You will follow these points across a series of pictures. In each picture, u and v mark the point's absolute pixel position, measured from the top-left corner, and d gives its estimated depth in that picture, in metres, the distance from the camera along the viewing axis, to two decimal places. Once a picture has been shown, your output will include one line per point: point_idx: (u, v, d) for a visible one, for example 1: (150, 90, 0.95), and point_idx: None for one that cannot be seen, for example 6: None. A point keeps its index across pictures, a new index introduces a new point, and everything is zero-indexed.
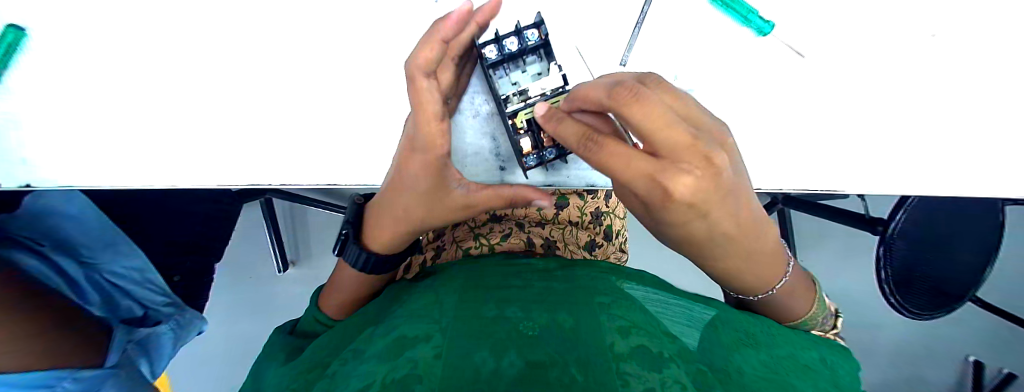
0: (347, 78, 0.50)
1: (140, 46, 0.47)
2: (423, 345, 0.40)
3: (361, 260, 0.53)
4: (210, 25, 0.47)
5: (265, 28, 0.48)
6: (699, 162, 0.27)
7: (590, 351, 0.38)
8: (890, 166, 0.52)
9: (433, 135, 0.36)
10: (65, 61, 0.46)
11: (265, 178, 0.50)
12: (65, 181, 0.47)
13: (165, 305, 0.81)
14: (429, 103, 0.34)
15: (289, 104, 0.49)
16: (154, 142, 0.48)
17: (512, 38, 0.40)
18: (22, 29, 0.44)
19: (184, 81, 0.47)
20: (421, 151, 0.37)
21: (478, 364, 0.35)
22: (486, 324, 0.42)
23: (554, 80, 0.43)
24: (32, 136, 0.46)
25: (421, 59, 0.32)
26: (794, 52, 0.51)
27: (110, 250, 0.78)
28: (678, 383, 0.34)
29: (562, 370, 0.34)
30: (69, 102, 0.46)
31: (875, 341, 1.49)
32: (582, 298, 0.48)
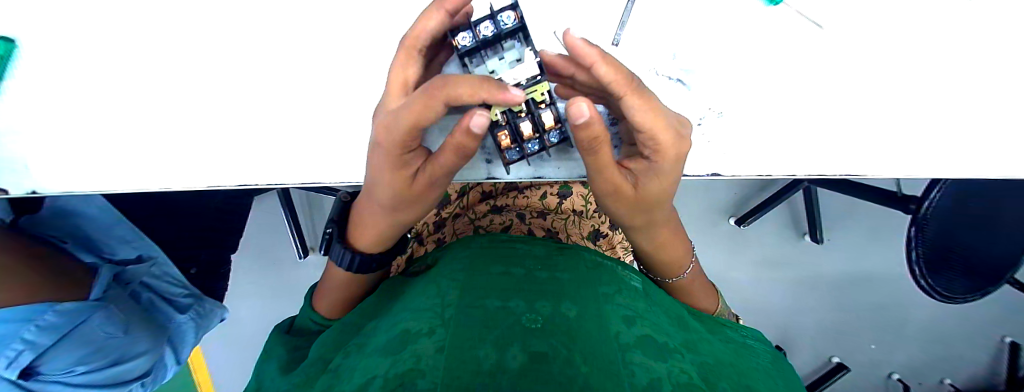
0: (323, 71, 0.48)
1: (121, 49, 0.47)
2: (425, 339, 0.35)
3: (345, 259, 0.53)
4: (187, 22, 0.46)
5: (240, 23, 0.47)
6: (681, 127, 0.37)
7: (596, 342, 0.35)
8: (916, 146, 0.47)
9: (411, 122, 0.32)
10: (54, 69, 0.46)
11: (249, 177, 0.49)
12: (62, 187, 0.48)
13: (183, 296, 0.86)
14: (430, 106, 0.31)
15: (267, 101, 0.48)
16: (144, 144, 0.48)
17: (485, 23, 0.37)
18: (10, 40, 0.45)
19: (166, 81, 0.47)
20: (407, 130, 0.33)
21: (480, 356, 0.30)
22: (488, 315, 0.38)
23: (531, 69, 0.37)
24: (34, 144, 0.47)
25: (469, 89, 0.29)
26: (808, 21, 0.46)
27: (126, 245, 0.83)
28: (685, 372, 0.32)
29: (569, 361, 0.30)
30: (60, 109, 0.47)
31: (903, 323, 1.42)
32: (584, 288, 0.47)
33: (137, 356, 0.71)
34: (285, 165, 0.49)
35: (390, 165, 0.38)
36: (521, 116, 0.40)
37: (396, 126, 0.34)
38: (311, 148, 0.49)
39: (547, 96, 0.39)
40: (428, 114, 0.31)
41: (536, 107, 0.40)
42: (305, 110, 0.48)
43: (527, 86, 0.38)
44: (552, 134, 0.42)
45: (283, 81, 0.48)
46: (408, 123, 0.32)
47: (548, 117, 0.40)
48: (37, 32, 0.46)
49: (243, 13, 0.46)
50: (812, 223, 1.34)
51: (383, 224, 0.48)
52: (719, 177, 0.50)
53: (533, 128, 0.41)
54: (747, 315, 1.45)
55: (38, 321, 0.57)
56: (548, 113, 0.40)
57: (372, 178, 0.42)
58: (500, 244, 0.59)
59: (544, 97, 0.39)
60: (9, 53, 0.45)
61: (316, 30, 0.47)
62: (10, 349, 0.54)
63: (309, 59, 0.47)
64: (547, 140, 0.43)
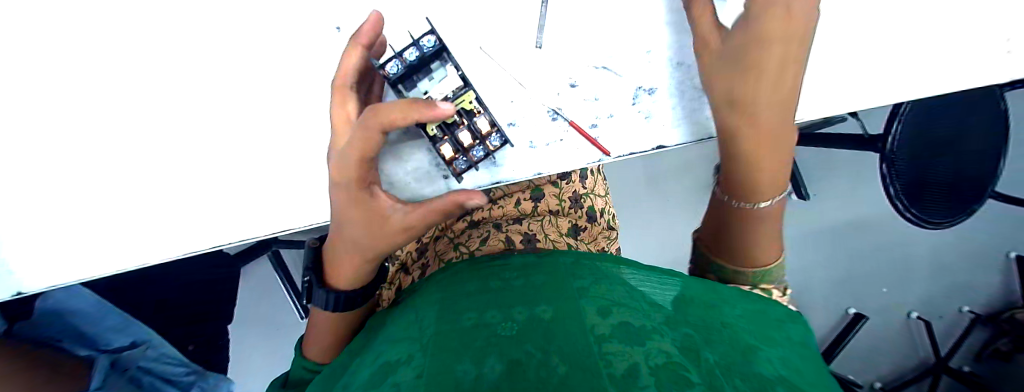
0: (268, 127, 0.50)
1: (70, 145, 0.48)
2: (404, 368, 0.35)
3: (330, 302, 0.54)
4: (128, 107, 0.48)
5: (181, 97, 0.49)
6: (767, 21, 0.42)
7: (569, 339, 0.34)
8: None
9: (360, 152, 0.38)
10: (10, 176, 0.48)
11: (216, 240, 0.51)
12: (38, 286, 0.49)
13: (185, 374, 0.85)
14: (372, 137, 0.37)
15: (220, 165, 0.50)
16: (108, 229, 0.49)
17: (410, 50, 0.42)
18: None
19: (119, 166, 0.49)
20: (358, 158, 0.38)
21: (450, 373, 0.30)
22: (463, 334, 0.38)
23: (455, 80, 0.44)
24: (14, 246, 0.48)
25: (398, 110, 0.35)
26: None
27: (120, 333, 0.82)
28: (664, 351, 0.30)
29: (543, 363, 0.30)
30: (22, 211, 0.48)
31: (905, 258, 1.43)
32: (560, 285, 0.46)
33: None
34: (257, 220, 0.51)
35: (353, 201, 0.40)
36: (459, 126, 0.43)
37: (348, 157, 0.38)
38: (279, 199, 0.51)
39: (477, 104, 0.44)
40: (371, 143, 0.37)
41: (471, 116, 0.44)
42: (270, 163, 0.50)
43: (456, 97, 0.43)
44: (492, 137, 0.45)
45: (243, 140, 0.50)
46: (358, 152, 0.38)
47: (483, 123, 0.44)
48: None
49: (194, 85, 0.49)
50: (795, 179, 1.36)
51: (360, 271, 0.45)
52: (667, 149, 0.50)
53: (472, 135, 0.44)
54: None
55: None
56: (482, 119, 0.44)
57: (337, 220, 0.43)
58: (480, 262, 0.58)
59: (472, 104, 0.44)
60: None
61: (266, 88, 0.49)
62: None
63: (264, 115, 0.50)
64: (489, 143, 0.45)
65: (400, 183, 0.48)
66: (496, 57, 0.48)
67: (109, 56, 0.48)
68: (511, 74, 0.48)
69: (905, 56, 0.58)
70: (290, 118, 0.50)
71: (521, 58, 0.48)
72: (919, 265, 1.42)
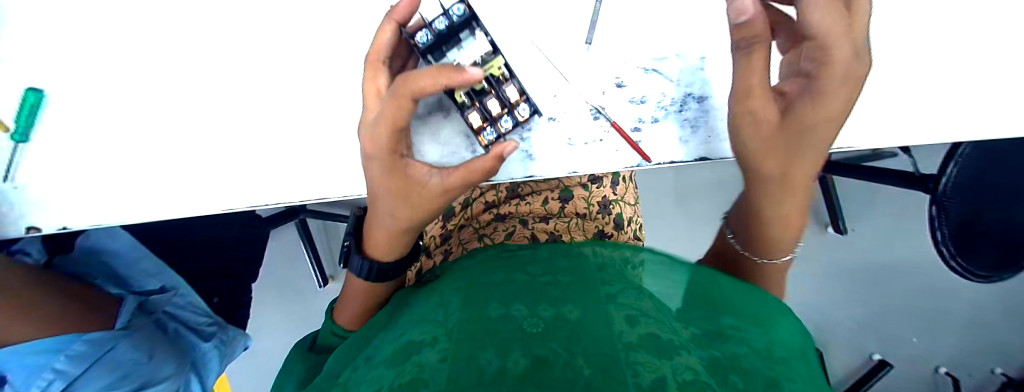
0: (309, 94, 0.50)
1: (122, 92, 0.49)
2: (430, 349, 0.36)
3: (363, 270, 0.54)
4: (181, 61, 0.49)
5: (232, 56, 0.49)
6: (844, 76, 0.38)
7: (595, 343, 0.34)
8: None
9: (391, 122, 0.36)
10: (63, 116, 0.49)
11: (248, 201, 0.51)
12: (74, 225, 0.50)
13: (208, 324, 0.86)
14: (402, 104, 0.35)
15: (260, 127, 0.50)
16: (147, 177, 0.50)
17: (439, 18, 0.40)
18: (39, 90, 0.48)
19: (165, 117, 0.49)
20: (389, 130, 0.36)
21: (480, 364, 0.31)
22: (488, 324, 0.39)
23: (483, 46, 0.42)
24: (58, 183, 0.49)
25: (427, 76, 0.33)
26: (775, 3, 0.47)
27: (151, 276, 0.84)
28: (692, 369, 0.30)
29: (570, 364, 0.31)
30: (71, 151, 0.49)
31: (942, 307, 1.35)
32: (586, 289, 0.45)
33: (165, 379, 0.73)
34: (295, 183, 0.50)
35: (389, 172, 0.40)
36: (487, 94, 0.42)
37: (379, 130, 0.37)
38: (316, 165, 0.50)
39: (505, 71, 0.43)
40: (402, 113, 0.35)
41: (500, 85, 0.43)
42: (311, 128, 0.50)
43: (485, 63, 0.42)
44: (521, 106, 0.44)
45: (286, 104, 0.50)
46: (388, 124, 0.36)
47: (512, 92, 0.43)
48: (57, 78, 0.48)
49: (248, 45, 0.49)
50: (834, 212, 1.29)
51: (396, 242, 0.45)
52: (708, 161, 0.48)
53: (500, 103, 0.43)
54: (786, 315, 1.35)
55: (71, 350, 0.62)
56: (511, 87, 0.43)
57: (372, 194, 0.44)
58: (504, 254, 0.58)
59: (500, 71, 0.43)
60: (36, 102, 0.48)
61: (317, 55, 0.49)
62: (41, 379, 0.59)
63: (313, 81, 0.50)
64: (518, 112, 0.44)
65: (429, 153, 0.47)
66: (546, 53, 0.47)
67: (171, 13, 0.49)
68: (557, 69, 0.47)
69: (984, 91, 0.54)
70: (335, 86, 0.50)
71: (572, 54, 0.47)
72: (953, 316, 1.35)
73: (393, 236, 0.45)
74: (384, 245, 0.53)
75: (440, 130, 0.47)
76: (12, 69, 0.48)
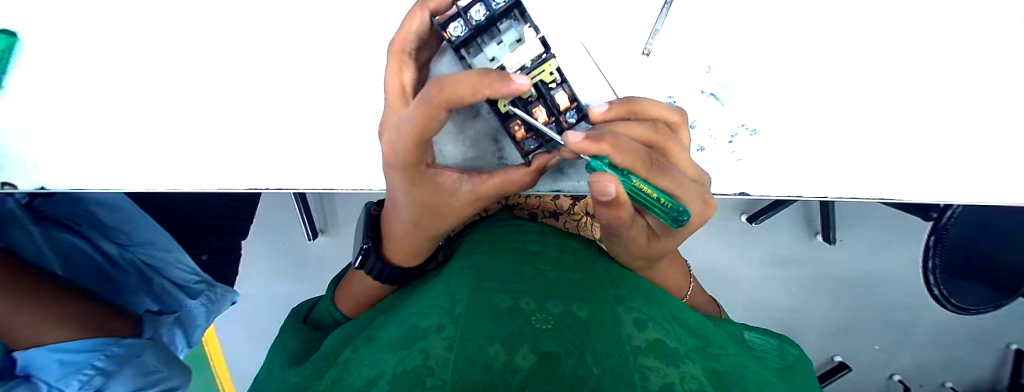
0: (324, 73, 0.44)
1: (109, 45, 0.43)
2: (434, 336, 0.31)
3: (381, 270, 0.52)
4: (177, 15, 0.42)
5: (233, 14, 0.43)
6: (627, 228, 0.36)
7: (602, 342, 0.30)
8: (959, 173, 0.45)
9: (418, 131, 0.30)
10: (43, 65, 0.43)
11: (249, 179, 0.47)
12: (55, 184, 0.46)
13: (195, 282, 0.79)
14: (435, 117, 0.29)
15: (265, 102, 0.45)
16: (139, 142, 0.45)
17: (476, 8, 0.33)
18: (12, 33, 0.42)
19: (158, 79, 0.44)
20: (414, 140, 0.31)
21: (488, 353, 0.25)
22: (496, 312, 0.34)
23: (533, 47, 0.35)
24: (37, 138, 0.44)
25: (467, 84, 0.26)
26: (859, 32, 0.42)
27: (140, 230, 0.76)
28: (699, 380, 0.26)
29: (579, 359, 0.26)
30: (51, 106, 0.44)
31: (965, 341, 1.26)
32: (597, 290, 0.42)
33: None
34: (302, 169, 0.47)
35: (415, 184, 0.35)
36: (532, 102, 0.37)
37: (403, 136, 0.31)
38: (326, 152, 0.46)
39: (556, 75, 0.37)
40: (434, 122, 0.29)
41: (546, 89, 0.37)
42: (325, 113, 0.45)
43: (534, 67, 0.35)
44: (568, 114, 0.38)
45: (297, 80, 0.44)
46: (415, 133, 0.30)
47: (562, 97, 0.37)
48: (24, 14, 0.42)
49: (259, 4, 0.42)
50: (825, 220, 1.19)
51: (413, 247, 0.42)
52: (747, 197, 0.47)
53: (547, 111, 0.37)
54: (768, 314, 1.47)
55: (109, 350, 0.53)
56: (560, 93, 0.37)
57: (391, 197, 0.40)
58: (508, 244, 0.53)
59: (552, 77, 0.36)
60: (10, 46, 0.42)
61: (341, 29, 0.43)
62: (80, 375, 0.50)
63: (328, 58, 0.44)
64: (564, 121, 0.38)
65: (454, 158, 0.44)
66: (596, 57, 0.43)
67: None
68: (606, 77, 0.43)
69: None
70: (359, 69, 0.44)
71: (624, 66, 0.43)
72: (960, 342, 1.26)
73: (410, 242, 0.42)
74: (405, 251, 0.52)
75: (469, 127, 0.44)
76: None
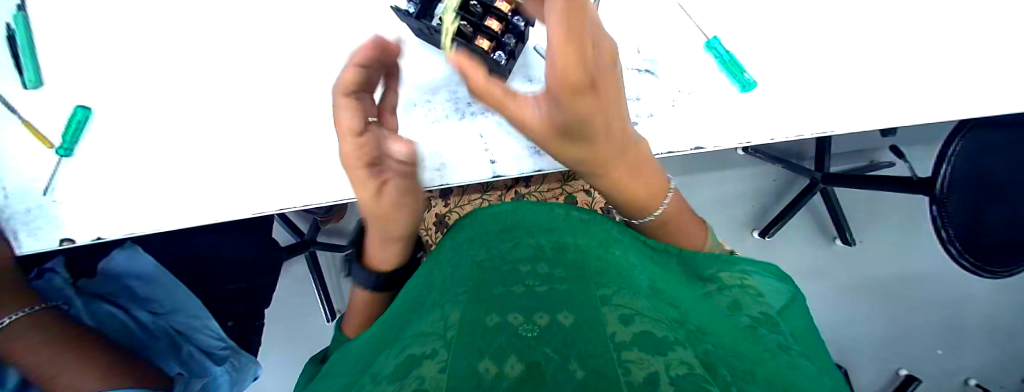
0: (332, 105, 0.55)
1: (163, 110, 0.54)
2: (429, 362, 0.32)
3: (367, 278, 0.58)
4: (218, 79, 0.54)
5: (260, 72, 0.54)
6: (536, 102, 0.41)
7: (588, 346, 0.31)
8: (869, 108, 0.53)
9: (341, 129, 0.45)
10: (111, 132, 0.54)
11: (271, 203, 0.54)
12: (109, 231, 0.53)
13: (221, 348, 0.77)
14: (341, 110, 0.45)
15: (284, 135, 0.54)
16: (181, 184, 0.54)
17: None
18: (88, 109, 0.53)
19: (200, 129, 0.54)
20: (345, 142, 0.46)
21: (479, 372, 0.28)
22: (483, 333, 0.35)
23: None
24: (96, 192, 0.53)
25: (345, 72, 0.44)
26: (745, 15, 0.54)
27: (171, 295, 0.76)
28: (685, 363, 0.27)
29: (562, 368, 0.28)
30: (113, 165, 0.53)
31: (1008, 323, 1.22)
32: (585, 290, 0.41)
33: None
34: (316, 187, 0.54)
35: (358, 192, 0.49)
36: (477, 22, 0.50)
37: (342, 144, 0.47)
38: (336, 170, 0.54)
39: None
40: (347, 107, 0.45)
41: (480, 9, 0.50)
42: (335, 138, 0.54)
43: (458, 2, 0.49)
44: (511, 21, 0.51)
45: (310, 114, 0.54)
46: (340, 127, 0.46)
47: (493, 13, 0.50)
48: (99, 99, 0.54)
49: (280, 63, 0.55)
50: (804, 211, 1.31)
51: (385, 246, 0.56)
52: (703, 150, 0.53)
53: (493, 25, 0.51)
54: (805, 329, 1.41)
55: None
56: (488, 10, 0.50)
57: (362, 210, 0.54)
58: (496, 248, 0.54)
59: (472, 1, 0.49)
60: (84, 119, 0.53)
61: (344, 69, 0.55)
62: None
63: (335, 93, 0.55)
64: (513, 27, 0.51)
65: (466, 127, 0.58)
66: None
67: (208, 45, 0.54)
68: None
69: (972, 65, 0.54)
70: None
71: None
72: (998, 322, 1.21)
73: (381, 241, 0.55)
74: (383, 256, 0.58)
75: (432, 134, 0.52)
76: (71, 91, 0.53)
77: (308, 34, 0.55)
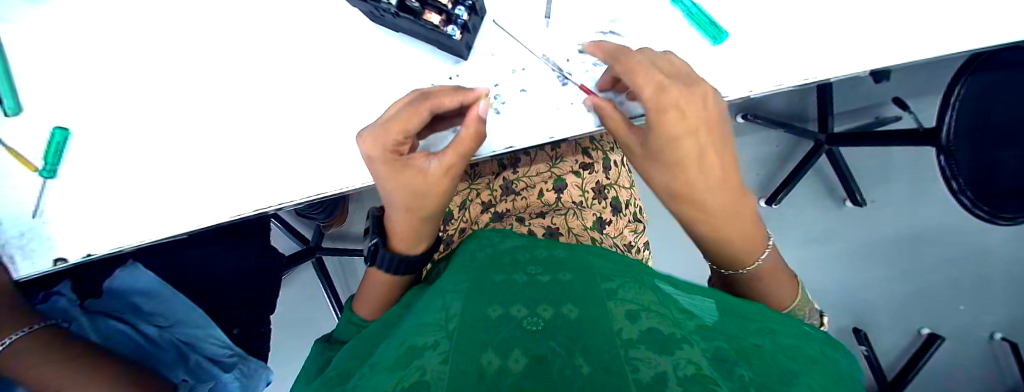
0: (302, 103, 0.54)
1: (140, 125, 0.55)
2: (432, 351, 0.33)
3: (390, 262, 0.59)
4: (191, 89, 0.55)
5: (231, 78, 0.55)
6: (682, 110, 0.42)
7: (595, 338, 0.32)
8: (858, 54, 0.50)
9: (395, 129, 0.46)
10: (91, 150, 0.54)
11: (253, 207, 0.54)
12: (100, 247, 0.54)
13: (228, 356, 0.78)
14: (405, 118, 0.46)
15: (259, 138, 0.54)
16: (163, 195, 0.54)
17: None
18: (66, 130, 0.54)
19: (177, 140, 0.55)
20: (398, 139, 0.47)
21: (482, 363, 0.29)
22: (487, 323, 0.35)
23: None
24: (82, 210, 0.54)
25: (410, 114, 0.46)
26: None
27: (174, 307, 0.78)
28: (694, 363, 0.28)
29: (570, 362, 0.29)
30: (96, 182, 0.54)
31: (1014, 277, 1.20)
32: (590, 276, 0.41)
33: None
34: (294, 187, 0.54)
35: (391, 176, 0.49)
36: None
37: (382, 137, 0.46)
38: (312, 168, 0.54)
39: None
40: (414, 117, 0.46)
41: None
42: (308, 136, 0.54)
43: None
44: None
45: (282, 114, 0.54)
46: (396, 126, 0.46)
47: None
48: (80, 119, 0.54)
49: (251, 67, 0.54)
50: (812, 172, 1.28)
51: (406, 236, 0.57)
52: None
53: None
54: (814, 296, 1.40)
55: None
56: None
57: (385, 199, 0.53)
58: (494, 240, 0.54)
59: None
60: (63, 140, 0.53)
61: (312, 66, 0.54)
62: None
63: (305, 92, 0.54)
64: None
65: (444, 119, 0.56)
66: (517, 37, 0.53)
67: (179, 56, 0.55)
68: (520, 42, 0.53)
69: None
70: (330, 94, 0.54)
71: (537, 38, 0.53)
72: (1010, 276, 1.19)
73: (404, 235, 0.57)
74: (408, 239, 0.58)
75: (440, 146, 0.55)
76: (49, 114, 0.54)
77: (274, 34, 0.54)
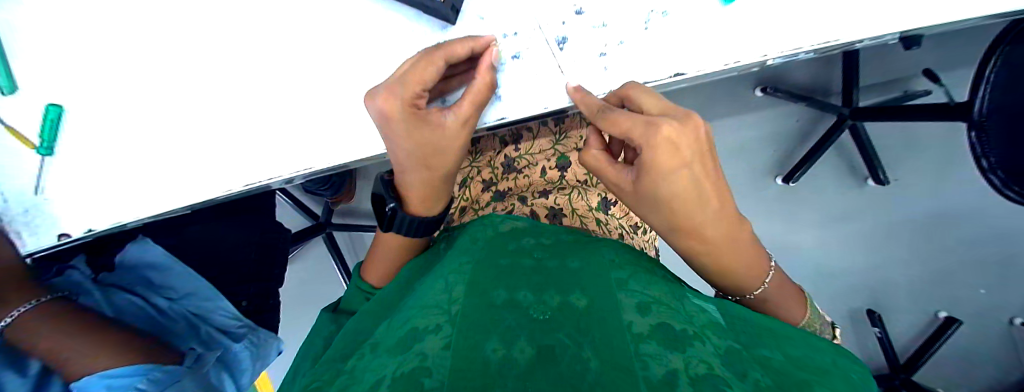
0: (290, 77, 0.53)
1: (132, 101, 0.54)
2: (433, 336, 0.32)
3: (406, 224, 0.59)
4: (178, 63, 0.54)
5: (218, 52, 0.53)
6: (669, 145, 0.38)
7: (605, 334, 0.31)
8: (888, 18, 0.45)
9: (414, 82, 0.45)
10: (88, 127, 0.55)
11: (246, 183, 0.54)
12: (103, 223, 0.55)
13: (238, 326, 0.80)
14: (420, 71, 0.45)
15: (249, 114, 0.53)
16: (160, 172, 0.55)
17: None
18: (60, 106, 0.54)
19: (168, 116, 0.54)
20: (414, 93, 0.46)
21: (489, 352, 0.29)
22: (492, 310, 0.34)
23: None
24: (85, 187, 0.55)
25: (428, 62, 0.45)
26: None
27: (183, 281, 0.80)
28: (705, 363, 0.27)
29: (577, 356, 0.29)
30: (94, 159, 0.55)
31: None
32: (598, 268, 0.40)
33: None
34: (286, 164, 0.54)
35: (409, 134, 0.48)
36: None
37: (399, 90, 0.45)
38: (302, 145, 0.53)
39: None
40: (430, 68, 0.45)
41: None
42: (297, 112, 0.53)
43: None
44: None
45: (270, 89, 0.53)
46: (413, 81, 0.45)
47: None
48: (76, 96, 0.54)
49: (238, 40, 0.53)
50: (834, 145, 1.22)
51: (425, 197, 0.57)
52: (683, 76, 0.48)
53: None
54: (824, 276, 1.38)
55: (151, 374, 0.54)
56: None
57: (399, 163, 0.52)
58: (494, 219, 0.53)
59: None
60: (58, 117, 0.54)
61: (298, 38, 0.52)
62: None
63: (292, 65, 0.52)
64: None
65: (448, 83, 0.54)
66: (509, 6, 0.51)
67: (165, 28, 0.53)
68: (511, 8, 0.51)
69: None
70: (318, 67, 0.52)
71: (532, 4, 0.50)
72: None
73: (424, 197, 0.57)
74: (428, 200, 0.58)
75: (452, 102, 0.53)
76: (42, 90, 0.54)
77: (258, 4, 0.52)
